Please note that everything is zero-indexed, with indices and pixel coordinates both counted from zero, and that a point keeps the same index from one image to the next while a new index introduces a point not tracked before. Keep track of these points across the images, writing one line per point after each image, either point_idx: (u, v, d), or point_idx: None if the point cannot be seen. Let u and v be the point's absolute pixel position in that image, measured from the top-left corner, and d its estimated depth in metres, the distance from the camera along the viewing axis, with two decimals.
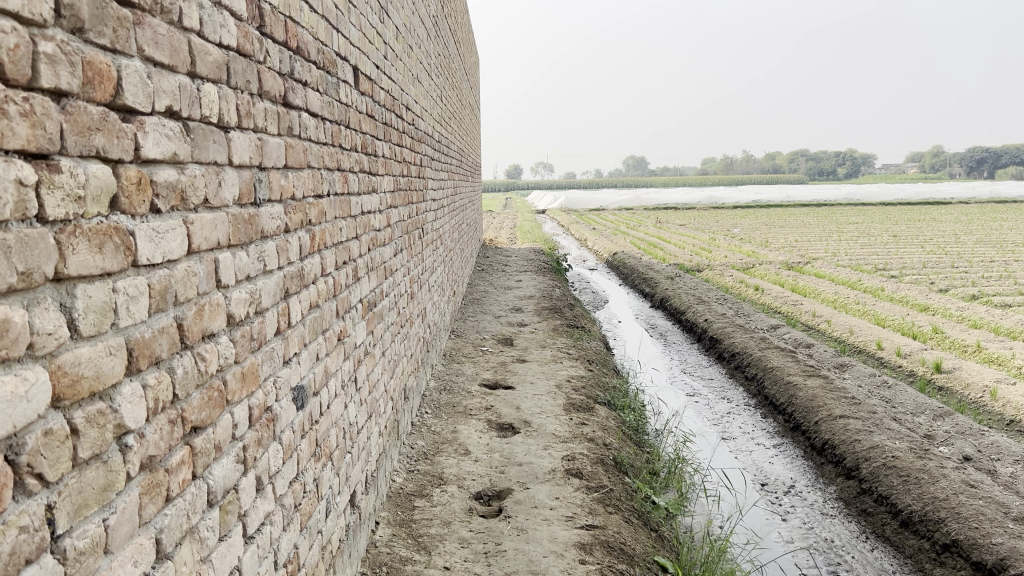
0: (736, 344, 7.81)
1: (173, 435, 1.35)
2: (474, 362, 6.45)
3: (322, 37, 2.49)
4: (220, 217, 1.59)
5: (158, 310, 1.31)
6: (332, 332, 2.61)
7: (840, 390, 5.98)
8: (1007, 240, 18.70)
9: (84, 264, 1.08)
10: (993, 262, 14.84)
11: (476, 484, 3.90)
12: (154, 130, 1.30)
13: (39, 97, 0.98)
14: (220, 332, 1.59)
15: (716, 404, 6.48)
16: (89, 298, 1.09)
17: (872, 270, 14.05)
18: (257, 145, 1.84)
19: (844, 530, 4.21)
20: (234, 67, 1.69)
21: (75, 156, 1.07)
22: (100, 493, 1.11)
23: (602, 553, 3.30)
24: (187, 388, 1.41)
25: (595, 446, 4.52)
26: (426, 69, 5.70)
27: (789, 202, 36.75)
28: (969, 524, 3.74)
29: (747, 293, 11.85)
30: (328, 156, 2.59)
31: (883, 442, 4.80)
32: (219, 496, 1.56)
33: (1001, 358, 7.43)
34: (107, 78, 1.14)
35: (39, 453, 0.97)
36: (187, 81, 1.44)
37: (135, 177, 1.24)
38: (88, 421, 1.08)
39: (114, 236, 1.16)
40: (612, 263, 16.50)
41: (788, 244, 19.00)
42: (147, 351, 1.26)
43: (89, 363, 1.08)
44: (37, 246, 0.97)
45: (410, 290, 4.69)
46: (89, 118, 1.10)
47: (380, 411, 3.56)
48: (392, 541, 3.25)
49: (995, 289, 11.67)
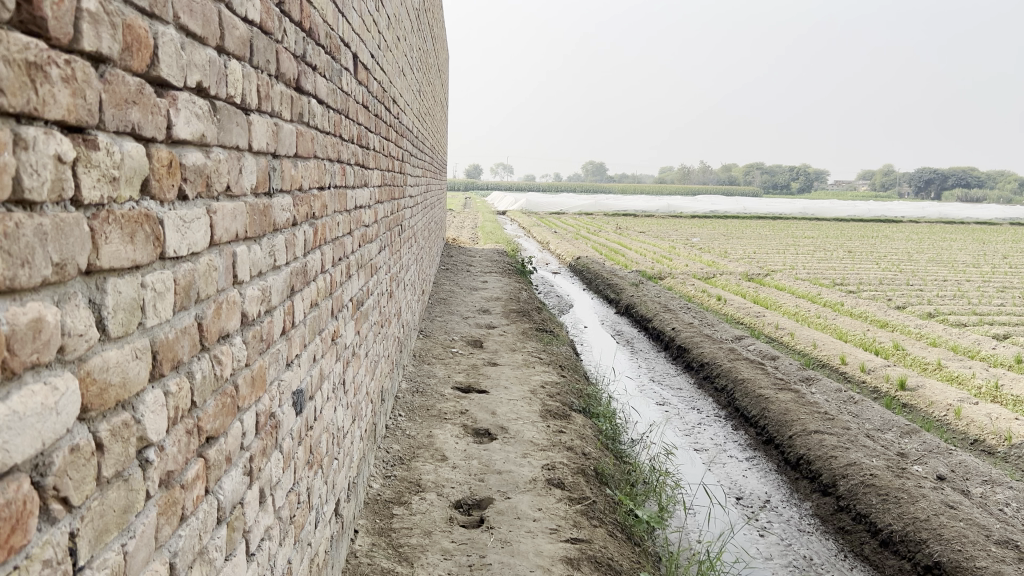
0: (705, 354, 7.78)
1: (189, 448, 1.22)
2: (446, 363, 6.34)
3: (330, 21, 2.36)
4: (239, 207, 1.45)
5: (181, 308, 1.18)
6: (328, 331, 2.47)
7: (812, 405, 5.99)
8: (958, 260, 19.13)
9: (116, 255, 0.95)
10: (946, 281, 15.15)
11: (456, 492, 3.78)
12: (186, 107, 1.17)
13: (81, 62, 0.84)
14: (234, 333, 1.45)
15: (687, 414, 6.45)
16: (119, 294, 0.96)
17: (830, 283, 14.24)
18: (274, 131, 1.71)
19: (822, 548, 4.20)
20: (257, 45, 1.56)
21: (112, 132, 0.93)
22: (120, 516, 0.98)
23: (589, 568, 3.22)
24: (203, 394, 1.27)
25: (574, 455, 4.45)
26: (409, 61, 5.56)
27: (745, 213, 37.17)
28: (952, 545, 3.75)
29: (710, 302, 11.86)
30: (330, 146, 2.46)
31: (860, 459, 4.80)
32: (227, 513, 1.43)
33: (962, 377, 7.52)
34: (144, 46, 1.01)
35: (65, 473, 0.83)
36: (216, 56, 1.30)
37: (166, 159, 1.10)
38: (113, 434, 0.95)
39: (145, 224, 1.03)
40: (574, 267, 16.42)
41: (746, 254, 19.17)
42: (170, 354, 1.13)
43: (116, 369, 0.95)
44: (72, 234, 0.84)
45: (389, 287, 4.56)
46: (126, 90, 0.96)
47: (361, 413, 3.43)
48: (372, 551, 3.11)
49: (951, 308, 11.88)
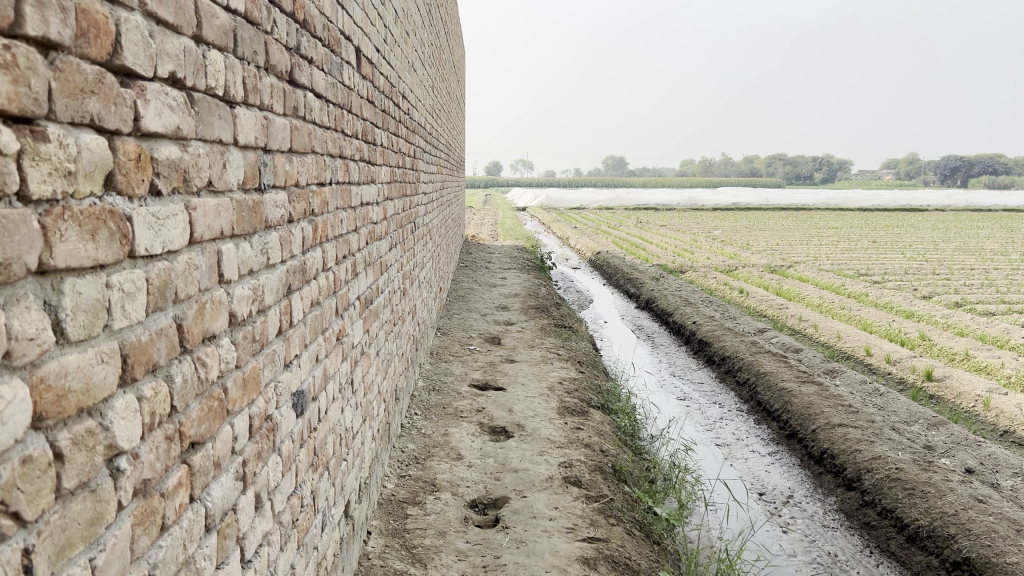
0: (727, 347, 7.67)
1: (170, 454, 1.17)
2: (462, 361, 6.28)
3: (328, 14, 2.30)
4: (224, 203, 1.40)
5: (156, 309, 1.12)
6: (332, 331, 2.42)
7: (835, 397, 5.87)
8: (986, 248, 18.76)
9: (74, 253, 0.90)
10: (974, 270, 14.87)
11: (471, 491, 3.72)
12: (156, 99, 1.11)
13: (23, 47, 0.79)
14: (221, 333, 1.40)
15: (708, 409, 6.35)
16: (78, 294, 0.91)
17: (854, 274, 14.03)
18: (263, 124, 1.66)
19: (847, 544, 4.10)
20: (241, 36, 1.51)
21: (66, 123, 0.88)
22: (87, 528, 0.93)
23: (606, 568, 3.16)
24: (185, 399, 1.22)
25: (592, 452, 4.38)
26: (421, 56, 5.51)
27: (767, 205, 36.72)
28: (982, 541, 3.64)
29: (731, 296, 11.72)
30: (331, 142, 2.41)
31: (885, 453, 4.69)
32: (217, 520, 1.38)
33: (991, 367, 7.35)
34: (104, 32, 0.96)
35: (15, 486, 0.78)
36: (192, 46, 1.25)
37: (135, 153, 1.05)
38: (76, 443, 0.90)
39: (110, 221, 0.98)
40: (595, 262, 16.32)
41: (769, 246, 18.92)
42: (144, 358, 1.08)
43: (77, 373, 0.90)
44: (17, 231, 0.79)
45: (402, 285, 4.52)
46: (82, 79, 0.91)
47: (373, 413, 3.39)
48: (385, 552, 3.07)
49: (979, 297, 11.63)
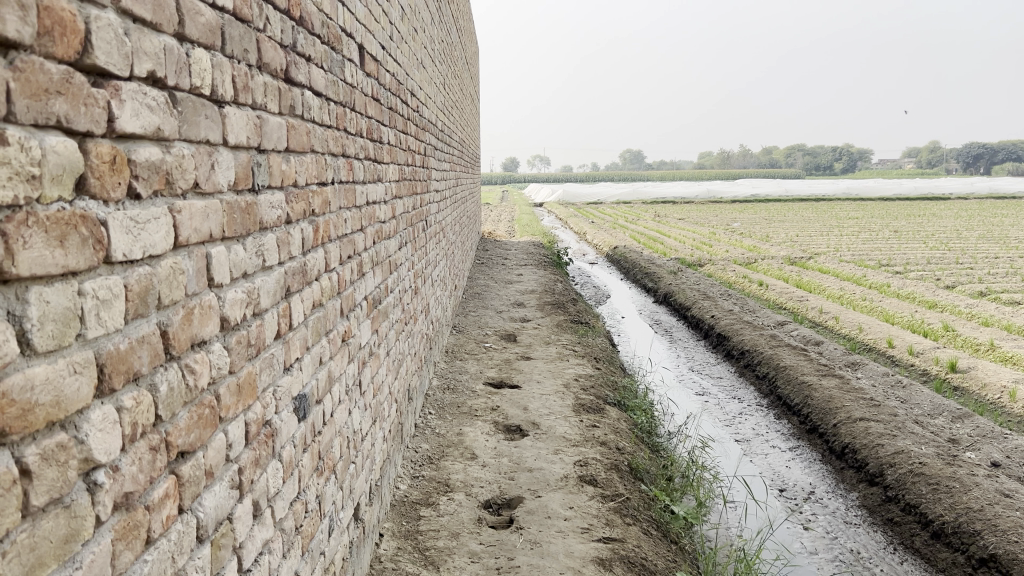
0: (746, 341, 7.58)
1: (156, 465, 1.14)
2: (478, 359, 6.23)
3: (326, 11, 2.26)
4: (212, 205, 1.37)
5: (137, 316, 1.09)
6: (336, 333, 2.39)
7: (857, 391, 5.78)
8: (1011, 236, 18.45)
9: (40, 260, 0.86)
10: (999, 258, 14.61)
11: (485, 491, 3.69)
12: (133, 98, 1.08)
13: None
14: (211, 338, 1.37)
15: (727, 404, 6.27)
16: (46, 303, 0.87)
17: (875, 265, 13.85)
18: (256, 123, 1.62)
19: (870, 541, 4.02)
20: (230, 33, 1.47)
21: (28, 126, 0.85)
22: (61, 546, 0.90)
23: (622, 569, 3.10)
24: (172, 407, 1.19)
25: (607, 450, 4.32)
26: (430, 53, 5.47)
27: (787, 196, 36.35)
28: (1009, 537, 3.55)
29: (750, 288, 11.59)
30: (332, 140, 2.37)
31: (908, 447, 4.60)
32: (210, 530, 1.34)
33: (1017, 358, 7.20)
34: (71, 30, 0.92)
35: None
36: (174, 44, 1.21)
37: (109, 155, 1.02)
38: (46, 457, 0.86)
39: (81, 226, 0.94)
40: (612, 256, 16.21)
41: (790, 238, 18.72)
42: (123, 366, 1.04)
43: (46, 386, 0.87)
44: None
45: (414, 283, 4.47)
46: (47, 78, 0.87)
47: (384, 414, 3.36)
48: (398, 555, 3.03)
49: (1004, 286, 11.43)
